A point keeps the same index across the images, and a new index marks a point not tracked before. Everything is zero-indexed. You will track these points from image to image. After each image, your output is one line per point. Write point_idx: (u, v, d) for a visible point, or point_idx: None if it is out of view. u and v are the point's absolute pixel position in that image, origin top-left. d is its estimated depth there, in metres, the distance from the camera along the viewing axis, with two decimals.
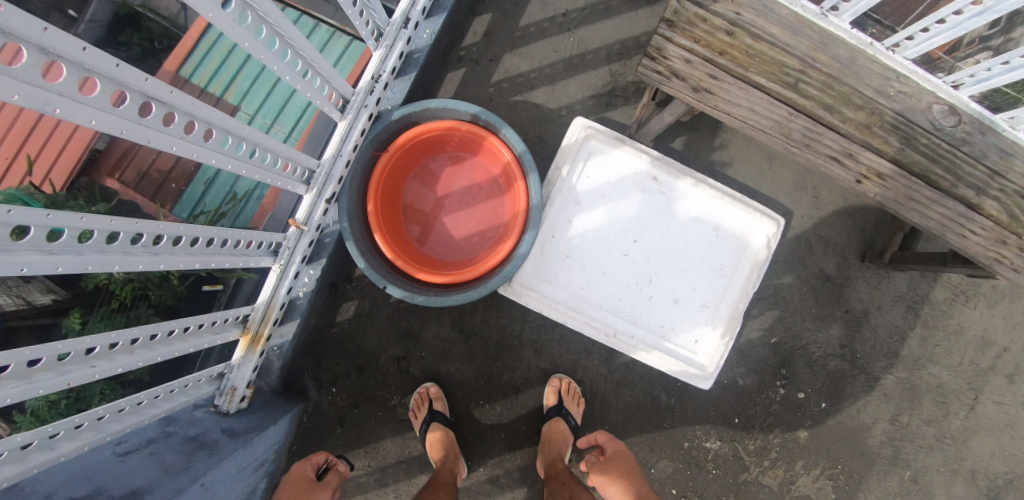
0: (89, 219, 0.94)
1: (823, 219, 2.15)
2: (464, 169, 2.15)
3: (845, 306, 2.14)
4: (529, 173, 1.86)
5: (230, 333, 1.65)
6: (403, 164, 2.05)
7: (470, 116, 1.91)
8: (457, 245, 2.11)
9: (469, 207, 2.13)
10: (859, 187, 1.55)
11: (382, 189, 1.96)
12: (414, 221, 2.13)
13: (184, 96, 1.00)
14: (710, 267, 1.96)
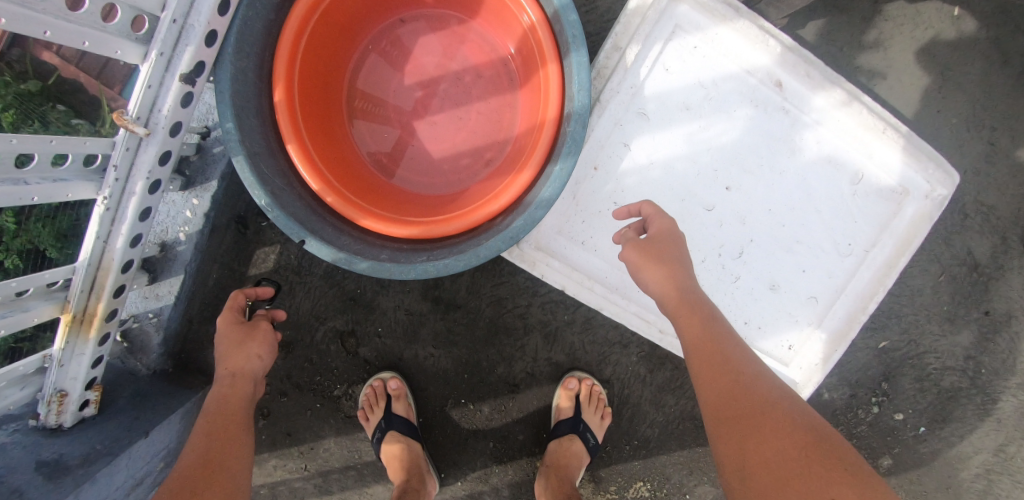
0: None
1: (990, 177, 1.44)
2: (451, 41, 1.30)
3: (987, 305, 1.50)
4: (566, 49, 1.02)
5: (33, 316, 0.96)
6: (344, 22, 1.19)
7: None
8: (435, 169, 1.31)
9: (457, 107, 1.30)
10: None
11: (304, 62, 1.12)
12: (368, 124, 1.31)
13: None
14: (831, 240, 1.25)
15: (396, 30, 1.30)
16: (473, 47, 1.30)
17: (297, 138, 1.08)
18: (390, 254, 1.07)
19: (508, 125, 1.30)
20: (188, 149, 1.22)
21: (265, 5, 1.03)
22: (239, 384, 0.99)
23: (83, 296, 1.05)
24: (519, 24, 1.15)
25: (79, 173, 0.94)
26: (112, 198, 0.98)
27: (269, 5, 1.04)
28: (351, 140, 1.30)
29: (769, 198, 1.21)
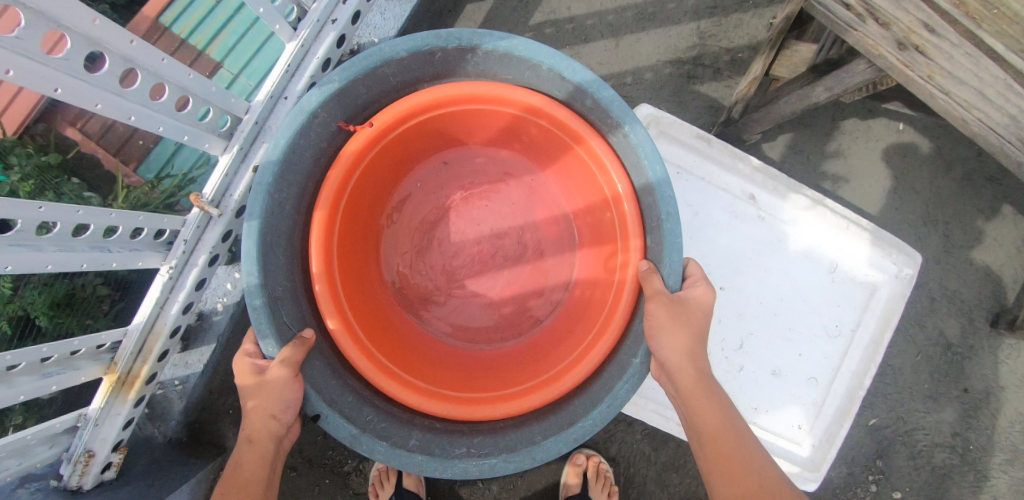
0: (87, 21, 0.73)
1: (950, 266, 1.64)
2: (505, 183, 1.37)
3: (965, 385, 1.62)
4: (654, 221, 1.04)
5: (80, 374, 1.01)
6: (402, 158, 1.22)
7: (554, 80, 1.05)
8: (478, 313, 1.33)
9: (505, 249, 1.35)
10: None
11: (353, 200, 1.12)
12: (410, 261, 1.33)
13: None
14: (819, 323, 1.39)
15: (452, 167, 1.36)
16: (526, 191, 1.37)
17: (329, 283, 1.03)
18: (419, 440, 1.00)
19: (548, 277, 1.35)
20: None
21: (320, 135, 1.01)
22: (261, 442, 0.91)
23: (131, 358, 1.12)
24: (594, 186, 1.18)
25: (149, 245, 1.06)
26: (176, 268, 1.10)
27: (324, 132, 1.03)
28: (387, 277, 1.31)
29: (759, 290, 1.37)
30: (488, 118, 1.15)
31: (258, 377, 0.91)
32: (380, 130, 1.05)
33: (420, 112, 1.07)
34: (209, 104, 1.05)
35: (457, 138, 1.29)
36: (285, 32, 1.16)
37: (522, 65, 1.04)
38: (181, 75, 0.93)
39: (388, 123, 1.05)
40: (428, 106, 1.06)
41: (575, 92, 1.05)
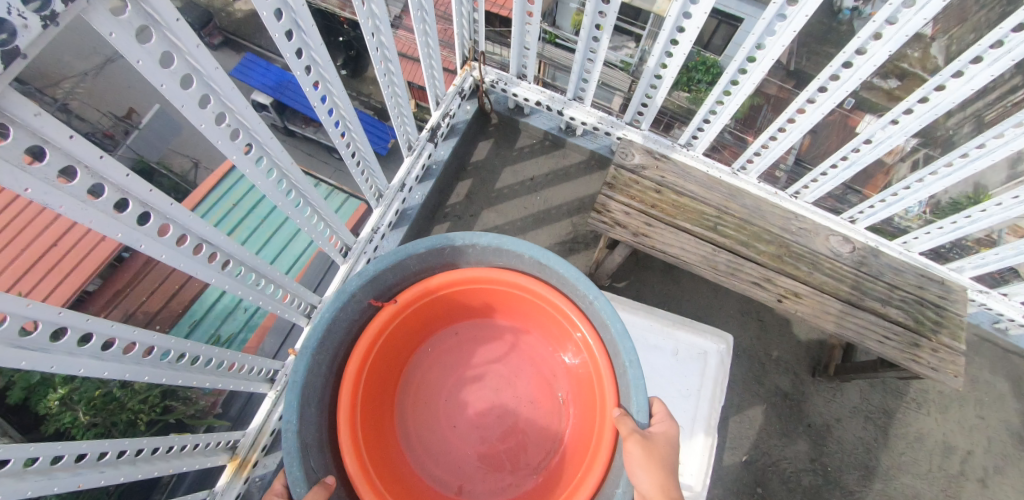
0: (97, 158, 0.87)
1: (768, 337, 2.45)
2: (502, 348, 1.46)
3: (806, 420, 2.29)
4: (621, 369, 1.20)
5: (219, 458, 1.74)
6: (416, 329, 1.43)
7: (534, 264, 1.36)
8: (481, 483, 1.30)
9: (503, 413, 1.36)
10: (783, 306, 1.95)
11: (375, 367, 1.31)
12: (416, 429, 1.36)
13: (238, 93, 1.15)
14: (675, 390, 2.12)
15: (456, 337, 1.49)
16: (523, 353, 1.46)
17: (352, 439, 1.18)
18: None
19: (549, 422, 1.35)
20: None
21: (354, 311, 1.31)
22: None
23: (248, 447, 1.86)
24: (565, 334, 1.37)
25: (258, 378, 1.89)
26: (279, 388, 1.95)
27: (358, 310, 1.32)
28: (400, 445, 1.33)
29: None
30: (485, 291, 1.43)
31: None
32: (402, 304, 1.34)
33: (429, 290, 1.37)
34: (279, 287, 1.80)
35: (450, 313, 1.48)
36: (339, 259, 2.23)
37: (507, 254, 1.38)
38: (278, 281, 1.77)
39: (409, 298, 1.35)
40: (440, 284, 1.37)
41: (551, 272, 1.34)
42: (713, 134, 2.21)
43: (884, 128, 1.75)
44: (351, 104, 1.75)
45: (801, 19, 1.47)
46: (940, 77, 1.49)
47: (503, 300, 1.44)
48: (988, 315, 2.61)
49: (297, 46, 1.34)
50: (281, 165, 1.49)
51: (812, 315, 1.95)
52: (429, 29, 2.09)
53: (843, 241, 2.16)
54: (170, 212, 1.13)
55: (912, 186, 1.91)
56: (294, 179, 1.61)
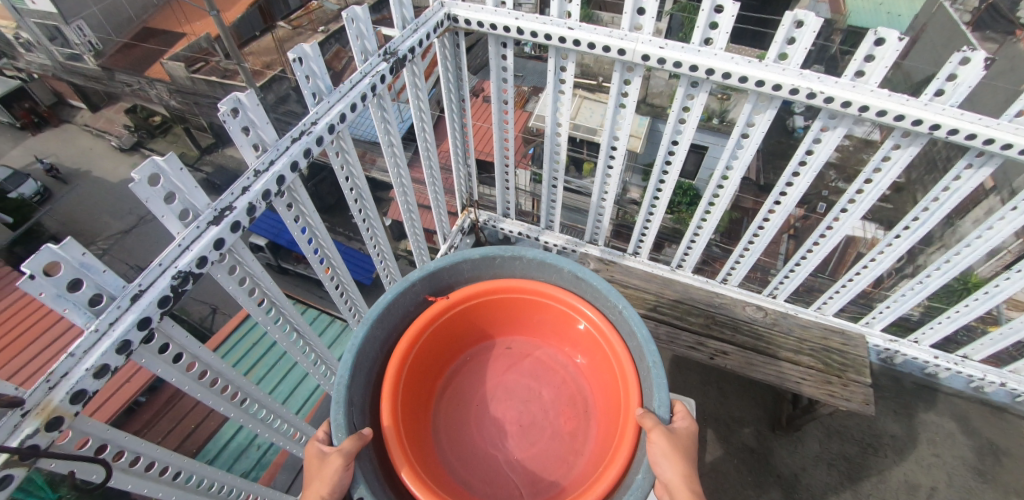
0: (102, 273, 1.07)
1: (731, 402, 3.05)
2: (537, 362, 1.55)
3: (775, 471, 2.79)
4: (645, 371, 1.30)
5: None
6: (461, 334, 1.56)
7: (574, 280, 1.55)
8: (507, 482, 1.28)
9: (532, 417, 1.41)
10: (714, 360, 2.67)
11: (418, 357, 1.44)
12: (458, 437, 1.38)
13: (293, 175, 1.53)
14: None
15: (494, 353, 1.59)
16: (554, 369, 1.53)
17: (392, 406, 1.29)
18: None
19: (572, 412, 1.42)
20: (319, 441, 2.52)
21: (413, 301, 1.57)
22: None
23: None
24: (577, 329, 1.52)
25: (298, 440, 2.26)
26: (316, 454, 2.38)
27: (412, 301, 1.57)
28: (433, 439, 1.38)
29: None
30: (527, 303, 1.55)
31: (322, 456, 1.15)
32: (454, 300, 1.49)
33: (482, 294, 1.51)
34: (318, 356, 2.19)
35: (489, 327, 1.60)
36: None
37: (550, 268, 1.58)
38: (315, 347, 2.12)
39: (461, 296, 1.50)
40: (487, 289, 1.52)
41: (586, 286, 1.52)
42: (653, 236, 2.92)
43: (766, 217, 2.58)
44: (382, 230, 2.33)
45: (695, 115, 2.23)
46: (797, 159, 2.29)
47: (540, 316, 1.57)
48: (915, 362, 2.86)
49: (360, 209, 2.12)
50: (320, 233, 1.85)
51: (740, 365, 2.65)
52: (437, 189, 2.88)
53: (758, 308, 2.89)
54: (290, 317, 1.83)
55: (805, 259, 2.64)
56: (331, 257, 1.99)
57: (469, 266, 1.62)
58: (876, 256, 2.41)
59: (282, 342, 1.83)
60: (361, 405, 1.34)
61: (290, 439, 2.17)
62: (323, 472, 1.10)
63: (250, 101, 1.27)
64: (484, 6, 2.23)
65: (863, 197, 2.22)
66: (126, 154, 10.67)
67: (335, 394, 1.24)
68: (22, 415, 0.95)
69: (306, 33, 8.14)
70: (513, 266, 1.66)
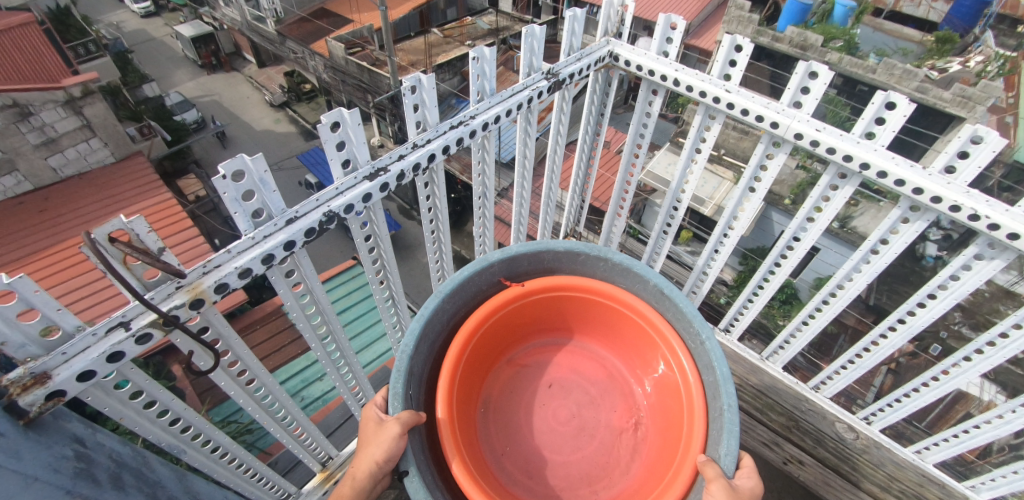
0: (272, 192, 1.30)
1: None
2: (597, 371, 1.53)
3: None
4: (716, 411, 1.21)
5: (310, 457, 2.23)
6: (531, 323, 1.56)
7: (657, 295, 1.48)
8: (544, 479, 1.29)
9: (582, 423, 1.40)
10: (788, 467, 2.72)
11: (484, 337, 1.44)
12: (506, 422, 1.41)
13: (442, 158, 1.76)
14: None
15: (558, 349, 1.58)
16: (614, 382, 1.50)
17: (450, 384, 1.28)
18: None
19: (625, 431, 1.39)
20: None
21: (486, 280, 1.55)
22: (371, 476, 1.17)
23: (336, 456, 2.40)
24: (651, 349, 1.45)
25: (360, 403, 2.39)
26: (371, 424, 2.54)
27: (490, 280, 1.57)
28: (482, 413, 1.42)
29: None
30: (604, 310, 1.51)
31: (380, 421, 1.20)
32: (528, 289, 1.48)
33: (559, 290, 1.50)
34: (402, 328, 2.37)
35: (557, 322, 1.58)
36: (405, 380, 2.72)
37: (634, 277, 1.52)
38: (402, 319, 2.30)
39: (537, 286, 1.49)
40: (563, 285, 1.50)
41: (669, 305, 1.44)
42: (758, 307, 2.99)
43: (882, 334, 2.49)
44: (490, 234, 2.44)
45: (840, 200, 2.29)
46: (930, 286, 2.19)
47: (610, 325, 1.53)
48: None
49: (481, 206, 2.26)
50: (442, 218, 2.06)
51: (815, 481, 2.65)
52: (550, 216, 2.94)
53: (849, 428, 2.76)
54: (392, 280, 2.02)
55: (922, 386, 2.43)
56: (443, 242, 2.18)
57: (553, 257, 1.58)
58: (1001, 415, 2.12)
59: (380, 304, 2.03)
60: (418, 375, 1.35)
61: (355, 396, 2.30)
62: (381, 433, 1.14)
63: (427, 82, 1.54)
64: (647, 52, 2.49)
65: (1002, 345, 2.02)
66: (274, 109, 12.14)
67: (409, 332, 1.30)
68: (179, 287, 1.21)
69: (453, 43, 8.87)
70: (592, 262, 1.61)
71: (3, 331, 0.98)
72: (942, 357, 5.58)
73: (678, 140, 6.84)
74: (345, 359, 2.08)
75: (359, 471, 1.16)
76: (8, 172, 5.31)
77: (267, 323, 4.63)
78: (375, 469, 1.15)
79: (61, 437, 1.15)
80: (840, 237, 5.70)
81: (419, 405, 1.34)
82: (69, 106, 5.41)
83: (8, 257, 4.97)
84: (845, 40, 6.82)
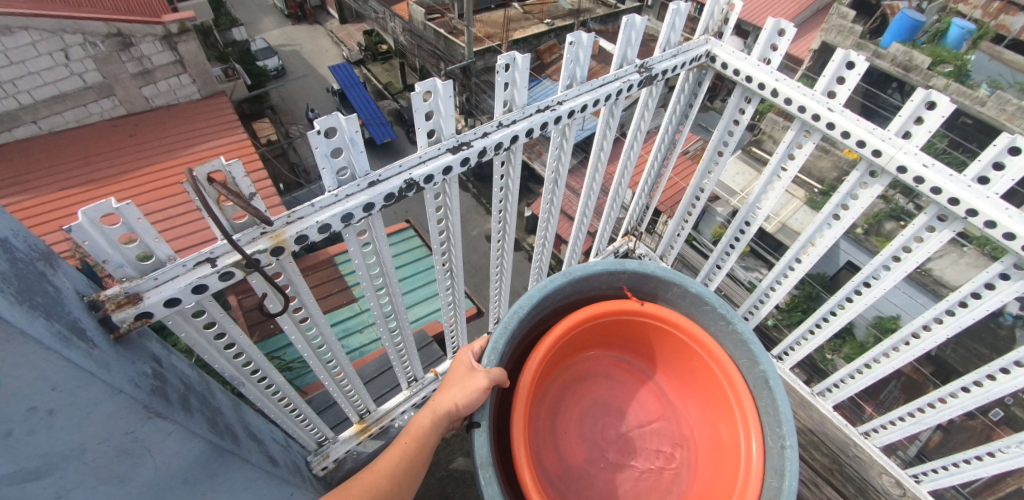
0: (359, 153, 1.32)
1: None
2: (657, 407, 1.50)
3: None
4: None
5: (348, 408, 2.34)
6: (624, 339, 1.58)
7: (759, 383, 1.41)
8: (572, 486, 1.29)
9: (625, 450, 1.39)
10: None
11: (583, 331, 1.49)
12: (557, 417, 1.43)
13: (522, 140, 1.73)
14: None
15: (629, 371, 1.57)
16: (670, 428, 1.45)
17: (541, 358, 1.36)
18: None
19: (660, 475, 1.36)
20: (421, 378, 2.67)
21: (612, 281, 1.62)
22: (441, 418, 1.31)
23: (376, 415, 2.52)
24: (723, 423, 1.40)
25: (400, 370, 2.48)
26: (410, 388, 2.64)
27: (612, 283, 1.64)
28: (545, 398, 1.45)
29: None
30: (698, 362, 1.48)
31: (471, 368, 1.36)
32: (643, 310, 1.51)
33: (670, 323, 1.50)
34: (456, 303, 2.40)
35: (646, 346, 1.57)
36: (449, 353, 2.80)
37: (746, 353, 1.45)
38: (457, 294, 2.33)
39: (652, 312, 1.51)
40: (674, 319, 1.50)
41: (766, 396, 1.37)
42: (817, 341, 2.83)
43: (951, 394, 2.28)
44: (552, 224, 2.40)
45: (934, 243, 2.06)
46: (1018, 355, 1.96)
47: (694, 377, 1.50)
48: None
49: (550, 191, 2.23)
50: (510, 199, 2.04)
51: None
52: (613, 211, 2.85)
53: (896, 483, 2.58)
54: (454, 254, 2.05)
55: (993, 457, 2.23)
56: (508, 222, 2.17)
57: (675, 293, 1.59)
58: None
59: (439, 276, 2.06)
60: (516, 336, 1.45)
61: (399, 359, 2.37)
62: (466, 381, 1.30)
63: (522, 62, 1.51)
64: (747, 57, 2.33)
65: None
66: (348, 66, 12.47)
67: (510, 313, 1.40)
68: (264, 233, 1.27)
69: (532, 20, 8.74)
70: (710, 316, 1.56)
71: (107, 251, 1.05)
72: (1003, 424, 5.13)
73: (750, 150, 6.47)
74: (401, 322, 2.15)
75: (437, 407, 1.31)
76: (106, 96, 5.77)
77: (319, 270, 4.87)
78: (449, 410, 1.29)
79: (142, 355, 1.24)
80: (912, 278, 5.40)
81: (503, 359, 1.43)
82: (166, 41, 5.84)
83: (97, 173, 5.31)
84: (955, 65, 6.13)
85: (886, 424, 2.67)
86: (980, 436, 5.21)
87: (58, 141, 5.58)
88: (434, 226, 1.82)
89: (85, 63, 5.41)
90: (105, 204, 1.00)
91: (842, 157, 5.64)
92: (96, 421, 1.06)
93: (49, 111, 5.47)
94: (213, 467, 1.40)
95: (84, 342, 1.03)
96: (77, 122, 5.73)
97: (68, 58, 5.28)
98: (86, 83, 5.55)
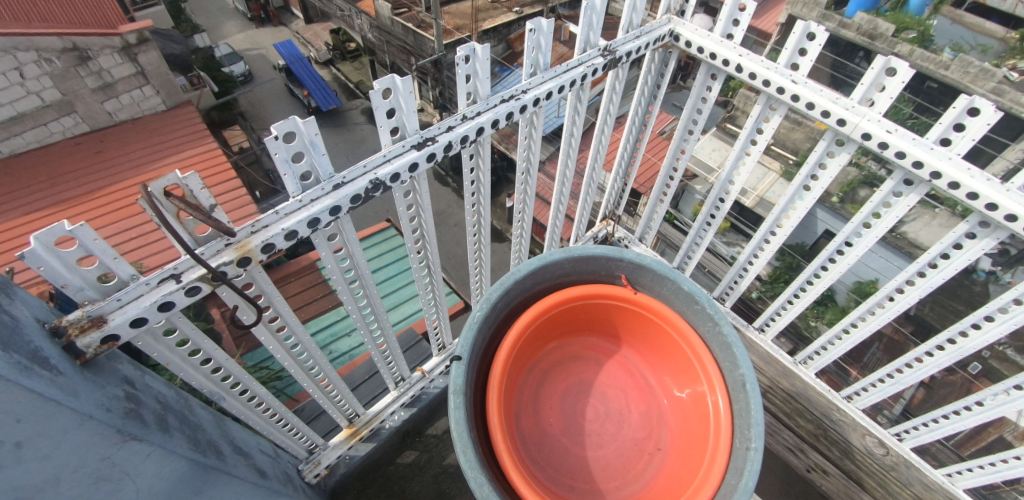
0: (321, 156, 1.29)
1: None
2: (638, 393, 1.50)
3: None
4: None
5: (337, 416, 2.34)
6: (617, 328, 1.59)
7: (737, 386, 1.35)
8: (543, 454, 1.35)
9: (598, 429, 1.42)
10: (810, 474, 2.81)
11: (573, 311, 1.53)
12: (539, 389, 1.49)
13: (488, 132, 1.72)
14: None
15: (618, 358, 1.57)
16: (648, 419, 1.44)
17: (525, 325, 1.43)
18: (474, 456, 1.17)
19: (626, 454, 1.38)
20: (408, 378, 2.66)
21: (613, 268, 1.64)
22: None
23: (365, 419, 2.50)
24: (698, 420, 1.37)
25: (386, 372, 2.46)
26: (398, 389, 2.63)
27: (613, 271, 1.66)
28: (532, 369, 1.51)
29: None
30: (683, 358, 1.47)
31: None
32: (635, 299, 1.52)
33: (659, 316, 1.50)
34: (437, 300, 2.39)
35: (639, 336, 1.57)
36: (435, 351, 2.80)
37: (727, 356, 1.39)
38: (438, 291, 2.33)
39: (644, 302, 1.51)
40: (663, 313, 1.49)
41: (741, 399, 1.32)
42: (797, 310, 2.88)
43: (927, 352, 2.35)
44: (528, 214, 2.39)
45: (904, 206, 2.11)
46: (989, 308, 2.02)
47: (680, 375, 1.47)
48: None
49: (524, 180, 2.23)
50: (483, 192, 2.04)
51: (836, 490, 2.72)
52: (589, 196, 2.84)
53: (880, 443, 2.64)
54: (429, 251, 2.04)
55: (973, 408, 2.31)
56: (483, 215, 2.17)
57: (669, 289, 1.56)
58: None
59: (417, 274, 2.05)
60: (509, 302, 1.53)
61: (384, 360, 2.36)
62: None
63: (482, 52, 1.48)
64: (711, 34, 2.34)
65: None
66: (318, 66, 12.20)
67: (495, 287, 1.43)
68: (228, 244, 1.24)
69: (501, 9, 8.62)
70: (701, 318, 1.49)
71: (64, 275, 1.02)
72: (982, 376, 5.34)
73: (725, 127, 6.54)
74: (383, 322, 2.13)
75: None
76: (67, 113, 5.55)
77: (301, 276, 4.81)
78: None
79: (114, 379, 1.21)
80: (887, 242, 5.54)
81: (495, 322, 1.52)
82: (125, 52, 5.63)
83: (63, 195, 5.15)
84: (919, 31, 6.22)
85: (867, 387, 2.76)
86: (960, 389, 5.41)
87: (19, 164, 5.36)
88: (406, 222, 1.80)
89: (42, 81, 5.18)
90: (58, 227, 0.95)
91: (814, 128, 5.74)
92: (68, 451, 1.03)
93: (7, 133, 5.23)
94: (198, 487, 1.38)
95: (47, 370, 0.99)
96: (39, 142, 5.50)
97: (23, 77, 5.03)
98: (44, 101, 5.33)
